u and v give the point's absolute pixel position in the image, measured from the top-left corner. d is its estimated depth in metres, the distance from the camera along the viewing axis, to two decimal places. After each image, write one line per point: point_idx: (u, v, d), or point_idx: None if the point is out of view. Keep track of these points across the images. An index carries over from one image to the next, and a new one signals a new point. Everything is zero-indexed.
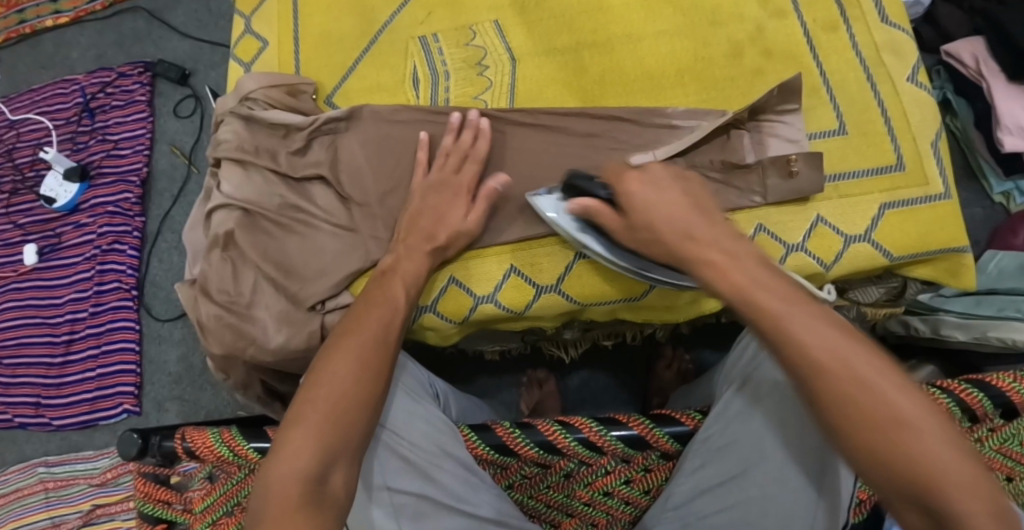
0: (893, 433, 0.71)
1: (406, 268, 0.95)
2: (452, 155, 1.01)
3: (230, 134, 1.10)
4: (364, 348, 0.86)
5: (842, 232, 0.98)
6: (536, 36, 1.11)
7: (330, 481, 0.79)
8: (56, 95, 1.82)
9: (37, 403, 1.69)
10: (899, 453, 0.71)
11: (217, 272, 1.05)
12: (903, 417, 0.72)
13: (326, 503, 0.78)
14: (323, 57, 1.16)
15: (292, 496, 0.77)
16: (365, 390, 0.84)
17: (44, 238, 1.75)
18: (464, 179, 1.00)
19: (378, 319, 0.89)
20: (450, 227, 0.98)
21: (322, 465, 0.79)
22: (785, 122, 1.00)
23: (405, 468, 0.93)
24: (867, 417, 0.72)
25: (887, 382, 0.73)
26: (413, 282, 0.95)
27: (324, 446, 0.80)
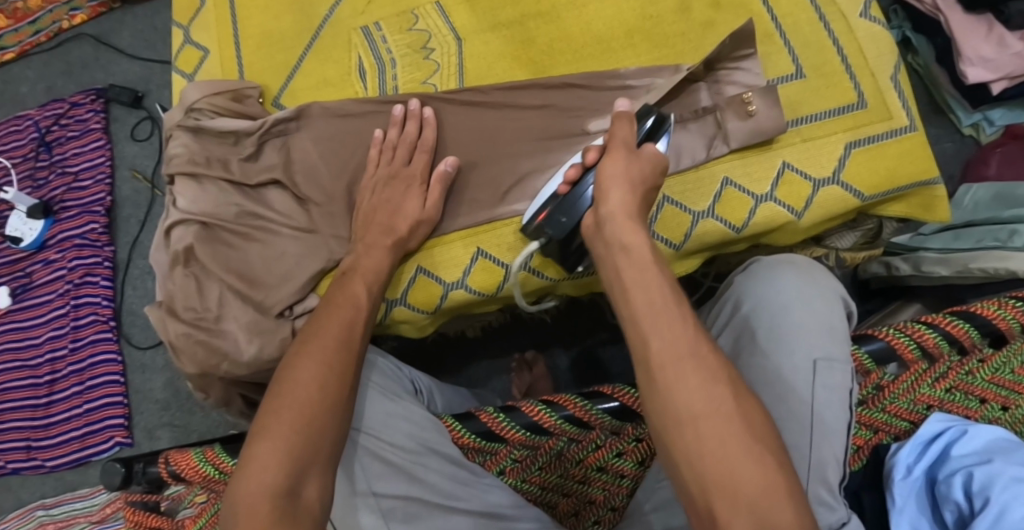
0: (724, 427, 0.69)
1: (367, 263, 0.93)
2: (399, 147, 0.99)
3: (179, 147, 1.07)
4: (326, 351, 0.85)
5: (810, 176, 0.95)
6: (477, 13, 1.08)
7: (304, 493, 0.78)
8: (10, 133, 1.78)
9: (27, 447, 1.66)
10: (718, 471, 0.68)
11: (182, 289, 1.03)
12: (722, 430, 0.69)
13: (302, 515, 0.76)
14: (266, 59, 1.13)
15: (264, 511, 0.75)
16: (331, 393, 0.83)
17: (15, 279, 1.72)
18: (416, 168, 0.98)
19: (341, 319, 0.88)
20: (408, 216, 0.96)
21: (291, 479, 0.78)
22: (743, 69, 0.97)
23: (387, 472, 0.91)
24: (685, 419, 0.69)
25: (719, 391, 0.70)
26: (375, 276, 0.93)
27: (294, 457, 0.78)
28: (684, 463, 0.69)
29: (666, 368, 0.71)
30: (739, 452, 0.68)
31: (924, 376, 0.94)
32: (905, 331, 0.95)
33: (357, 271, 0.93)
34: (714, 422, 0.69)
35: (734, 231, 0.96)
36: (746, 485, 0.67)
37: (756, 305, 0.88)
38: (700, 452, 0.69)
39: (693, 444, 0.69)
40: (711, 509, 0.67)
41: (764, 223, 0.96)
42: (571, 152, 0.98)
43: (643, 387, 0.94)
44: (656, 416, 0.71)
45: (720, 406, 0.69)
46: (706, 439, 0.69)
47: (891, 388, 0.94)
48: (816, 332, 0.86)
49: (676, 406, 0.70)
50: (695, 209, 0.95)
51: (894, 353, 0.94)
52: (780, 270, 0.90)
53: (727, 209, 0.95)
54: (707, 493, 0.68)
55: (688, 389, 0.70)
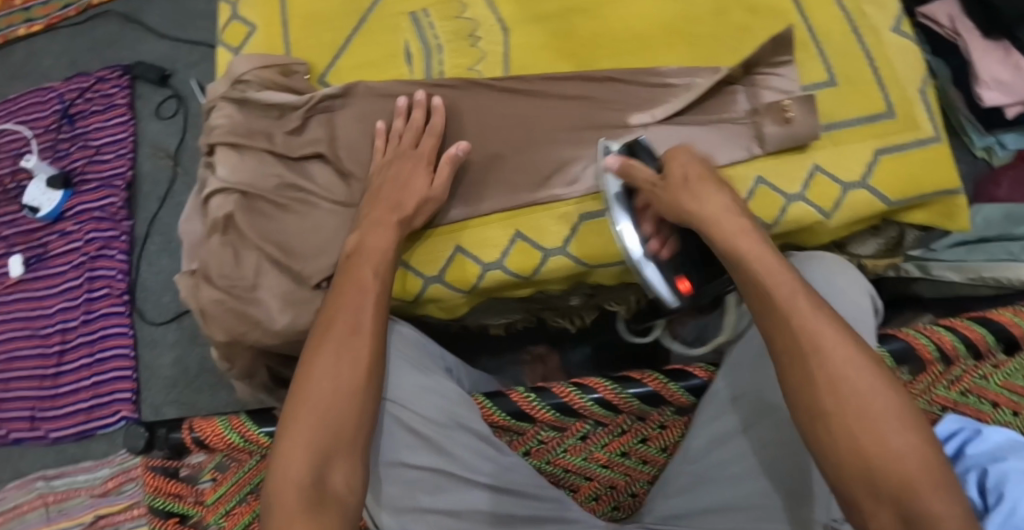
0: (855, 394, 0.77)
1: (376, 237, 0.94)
2: (407, 133, 1.01)
3: (223, 118, 1.09)
4: (334, 341, 0.88)
5: (839, 180, 0.99)
6: (523, 5, 1.12)
7: (330, 479, 0.82)
8: (33, 104, 1.80)
9: (31, 416, 1.67)
10: (867, 437, 0.75)
11: (217, 257, 1.04)
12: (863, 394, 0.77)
13: (328, 500, 0.81)
14: (310, 38, 1.16)
15: (294, 504, 0.80)
16: (352, 380, 0.86)
17: (30, 248, 1.73)
18: (424, 150, 1.00)
19: (349, 304, 0.90)
20: (414, 194, 0.97)
21: (317, 469, 0.82)
22: (779, 75, 1.01)
23: (415, 443, 0.93)
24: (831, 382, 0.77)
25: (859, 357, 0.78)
26: (383, 254, 0.94)
27: (317, 445, 0.83)
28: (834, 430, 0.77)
29: (832, 372, 0.77)
30: (882, 413, 0.76)
31: (940, 378, 0.99)
32: (925, 332, 0.99)
33: (370, 249, 0.94)
34: (857, 390, 0.77)
35: (765, 228, 0.99)
36: (892, 445, 0.75)
37: None
38: (847, 424, 0.76)
39: (842, 409, 0.77)
40: (864, 467, 0.75)
41: (793, 223, 0.99)
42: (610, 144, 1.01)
43: (669, 374, 0.98)
44: (805, 389, 0.78)
45: (860, 375, 0.77)
46: (854, 403, 0.77)
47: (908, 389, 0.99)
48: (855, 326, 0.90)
49: (823, 374, 0.78)
50: None
51: (913, 353, 0.97)
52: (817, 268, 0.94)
53: (760, 205, 0.98)
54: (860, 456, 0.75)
55: (835, 358, 0.78)
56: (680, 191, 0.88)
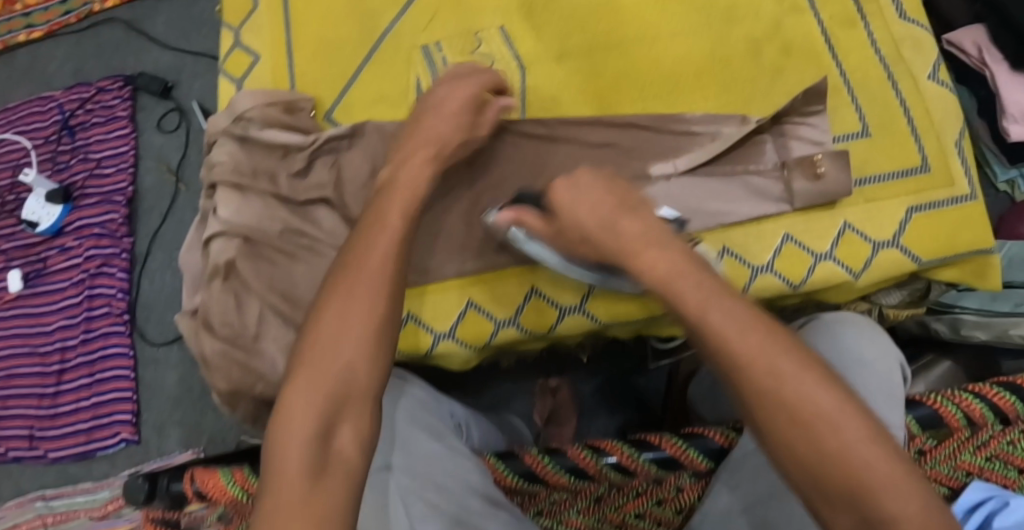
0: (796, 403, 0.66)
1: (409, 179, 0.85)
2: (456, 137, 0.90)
3: (224, 156, 1.04)
4: None
5: (870, 238, 0.94)
6: (544, 39, 1.05)
7: (334, 446, 0.70)
8: (33, 113, 1.75)
9: (29, 436, 1.64)
10: (815, 452, 0.66)
11: (219, 303, 1.00)
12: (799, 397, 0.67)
13: (333, 465, 0.69)
14: (318, 68, 1.10)
15: None
16: (357, 339, 0.73)
17: (29, 263, 1.69)
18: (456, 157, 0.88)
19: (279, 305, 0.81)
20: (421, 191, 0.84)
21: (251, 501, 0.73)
22: (810, 124, 0.96)
23: (427, 512, 0.86)
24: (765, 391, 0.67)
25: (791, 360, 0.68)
26: (414, 194, 0.84)
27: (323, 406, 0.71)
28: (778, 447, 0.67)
29: (774, 383, 0.67)
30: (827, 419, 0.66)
31: (966, 443, 0.94)
32: (953, 398, 0.94)
33: (388, 211, 0.81)
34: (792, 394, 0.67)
35: (790, 288, 0.95)
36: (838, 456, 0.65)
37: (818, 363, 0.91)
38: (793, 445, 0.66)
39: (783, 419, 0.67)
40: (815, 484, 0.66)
41: (820, 283, 0.95)
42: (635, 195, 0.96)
43: (686, 436, 0.94)
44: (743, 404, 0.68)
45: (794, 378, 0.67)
46: (791, 414, 0.66)
47: (933, 454, 0.94)
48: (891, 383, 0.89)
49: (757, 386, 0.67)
50: (755, 263, 0.94)
51: (941, 420, 0.94)
52: (847, 329, 0.92)
53: (787, 265, 0.94)
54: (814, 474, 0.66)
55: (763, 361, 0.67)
56: (595, 222, 0.76)
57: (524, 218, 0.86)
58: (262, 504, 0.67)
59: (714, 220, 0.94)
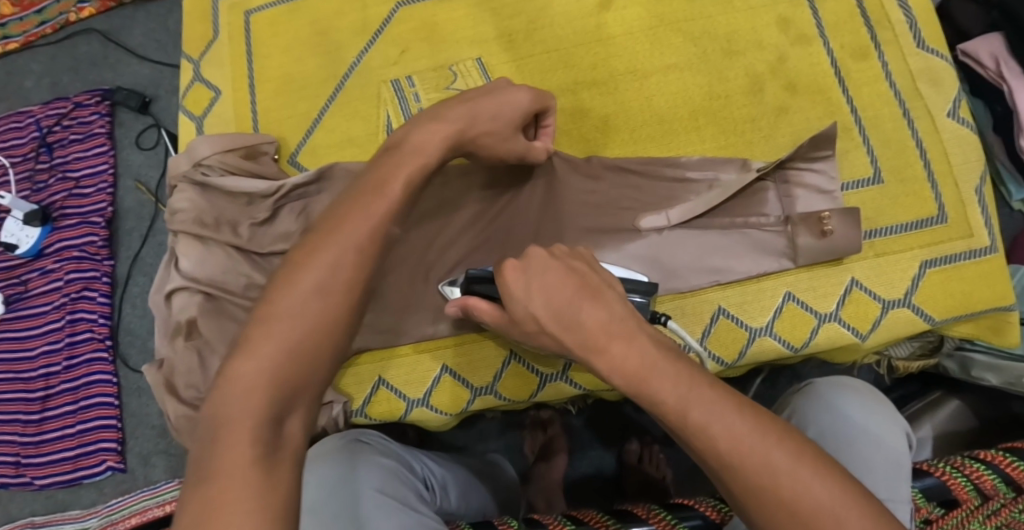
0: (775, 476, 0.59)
1: (423, 141, 0.74)
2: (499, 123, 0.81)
3: (184, 203, 0.97)
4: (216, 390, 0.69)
5: (880, 296, 0.87)
6: (527, 76, 0.96)
7: (287, 426, 0.61)
8: (10, 129, 1.68)
9: (16, 463, 1.59)
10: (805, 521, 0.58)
11: (183, 363, 0.94)
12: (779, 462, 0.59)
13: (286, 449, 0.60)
14: (285, 106, 1.02)
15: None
16: (332, 310, 0.64)
17: (10, 286, 1.63)
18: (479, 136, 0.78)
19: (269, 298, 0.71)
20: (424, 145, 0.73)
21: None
22: (816, 171, 0.87)
23: None
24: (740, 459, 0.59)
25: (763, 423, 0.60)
26: (426, 158, 0.73)
27: (282, 376, 0.61)
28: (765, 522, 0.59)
29: (740, 461, 0.59)
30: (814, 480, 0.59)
31: (975, 512, 0.82)
32: (962, 469, 0.86)
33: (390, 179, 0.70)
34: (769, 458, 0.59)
35: (792, 351, 0.87)
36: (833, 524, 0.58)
37: (823, 428, 0.81)
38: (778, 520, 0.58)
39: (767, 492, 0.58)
40: None
41: (825, 345, 0.87)
42: (628, 250, 0.88)
43: (672, 508, 0.87)
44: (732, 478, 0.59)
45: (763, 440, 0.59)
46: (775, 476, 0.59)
47: (938, 523, 0.83)
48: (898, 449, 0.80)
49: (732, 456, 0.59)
50: (755, 325, 0.86)
51: (948, 492, 0.85)
52: (846, 389, 0.83)
53: (788, 328, 0.86)
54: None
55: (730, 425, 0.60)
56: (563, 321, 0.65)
57: (471, 304, 0.75)
58: (199, 469, 0.58)
59: (709, 278, 0.87)
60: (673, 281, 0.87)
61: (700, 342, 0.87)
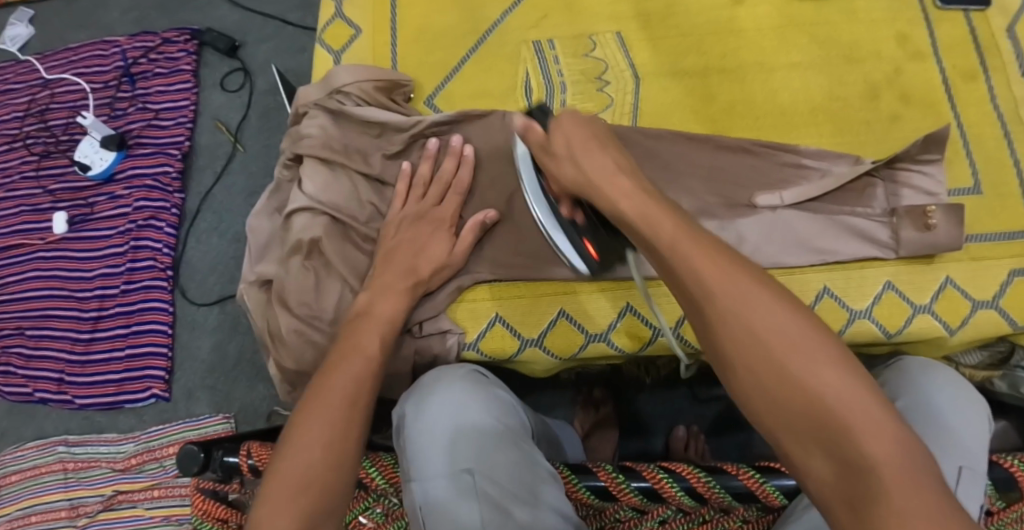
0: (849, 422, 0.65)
1: (386, 310, 0.90)
2: (432, 185, 0.99)
3: (315, 129, 1.04)
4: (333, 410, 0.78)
5: (970, 296, 0.93)
6: (660, 53, 1.05)
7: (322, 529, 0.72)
8: (95, 56, 1.73)
9: (59, 380, 1.58)
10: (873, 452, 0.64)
11: (298, 281, 1.00)
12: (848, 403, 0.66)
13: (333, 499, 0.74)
14: (421, 52, 1.09)
15: None
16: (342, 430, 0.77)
17: (75, 207, 1.65)
18: (445, 211, 0.97)
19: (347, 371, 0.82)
20: (430, 260, 0.95)
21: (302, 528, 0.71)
22: (924, 173, 0.94)
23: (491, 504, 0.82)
24: (813, 402, 0.66)
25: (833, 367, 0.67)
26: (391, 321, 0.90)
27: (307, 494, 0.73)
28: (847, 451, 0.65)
29: (823, 397, 0.66)
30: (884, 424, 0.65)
31: None
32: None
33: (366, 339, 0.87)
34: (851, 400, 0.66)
35: (886, 336, 0.93)
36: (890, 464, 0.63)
37: (913, 404, 0.87)
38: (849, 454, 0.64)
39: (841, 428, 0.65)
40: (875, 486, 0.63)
41: (916, 335, 0.94)
42: (745, 224, 0.94)
43: (761, 468, 0.91)
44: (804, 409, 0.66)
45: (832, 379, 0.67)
46: (847, 411, 0.65)
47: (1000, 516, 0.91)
48: (965, 441, 0.84)
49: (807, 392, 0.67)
50: (854, 307, 0.93)
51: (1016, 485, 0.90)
52: (941, 371, 0.89)
53: (885, 312, 0.93)
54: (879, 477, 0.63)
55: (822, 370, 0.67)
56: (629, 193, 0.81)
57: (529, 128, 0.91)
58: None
59: (818, 258, 0.93)
60: (783, 255, 0.94)
61: None
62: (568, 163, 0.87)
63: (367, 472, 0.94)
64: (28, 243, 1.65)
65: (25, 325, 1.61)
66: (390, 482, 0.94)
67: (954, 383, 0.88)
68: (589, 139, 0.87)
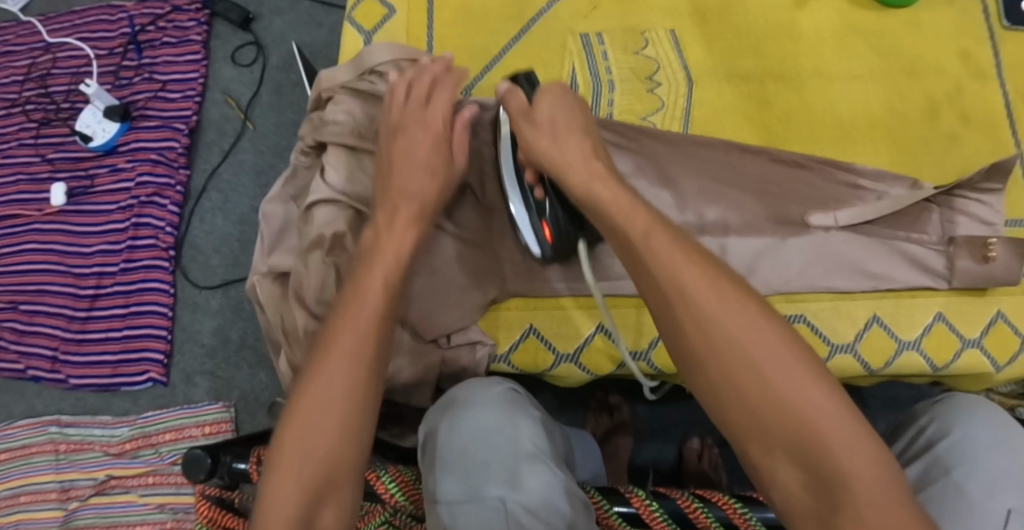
0: (781, 392, 0.66)
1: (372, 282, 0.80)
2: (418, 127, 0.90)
3: (342, 114, 1.00)
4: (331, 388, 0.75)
5: (1021, 331, 0.90)
6: (715, 52, 1.01)
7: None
8: (101, 21, 1.65)
9: (54, 357, 1.53)
10: (783, 425, 0.65)
11: (318, 279, 0.95)
12: (778, 375, 0.66)
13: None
14: (462, 37, 1.04)
15: None
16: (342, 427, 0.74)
17: (75, 178, 1.59)
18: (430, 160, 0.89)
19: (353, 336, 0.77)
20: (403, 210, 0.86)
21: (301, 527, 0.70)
22: (982, 202, 0.90)
23: (468, 492, 0.81)
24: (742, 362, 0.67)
25: (768, 330, 0.68)
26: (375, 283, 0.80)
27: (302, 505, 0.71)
28: (771, 418, 0.66)
29: (754, 373, 0.67)
30: (818, 404, 0.66)
31: None
32: None
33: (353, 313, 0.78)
34: (776, 371, 0.67)
35: (932, 370, 0.90)
36: (820, 432, 0.65)
37: (965, 437, 0.84)
38: (771, 427, 0.66)
39: (774, 402, 0.66)
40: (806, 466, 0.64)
41: (961, 369, 0.90)
42: (794, 243, 0.90)
43: None
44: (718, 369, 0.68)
45: (765, 348, 0.68)
46: (789, 387, 0.66)
47: None
48: (1011, 478, 0.82)
49: (739, 354, 0.68)
50: (904, 338, 0.89)
51: None
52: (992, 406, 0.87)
53: (935, 346, 0.89)
54: (800, 448, 0.65)
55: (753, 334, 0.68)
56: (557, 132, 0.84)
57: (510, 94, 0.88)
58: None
59: (868, 284, 0.90)
60: (831, 278, 0.90)
61: (852, 343, 0.89)
62: (545, 136, 0.84)
63: (385, 486, 0.88)
64: (24, 213, 1.58)
65: (19, 299, 1.55)
66: (410, 499, 0.89)
67: (1005, 422, 0.86)
68: (569, 118, 0.85)
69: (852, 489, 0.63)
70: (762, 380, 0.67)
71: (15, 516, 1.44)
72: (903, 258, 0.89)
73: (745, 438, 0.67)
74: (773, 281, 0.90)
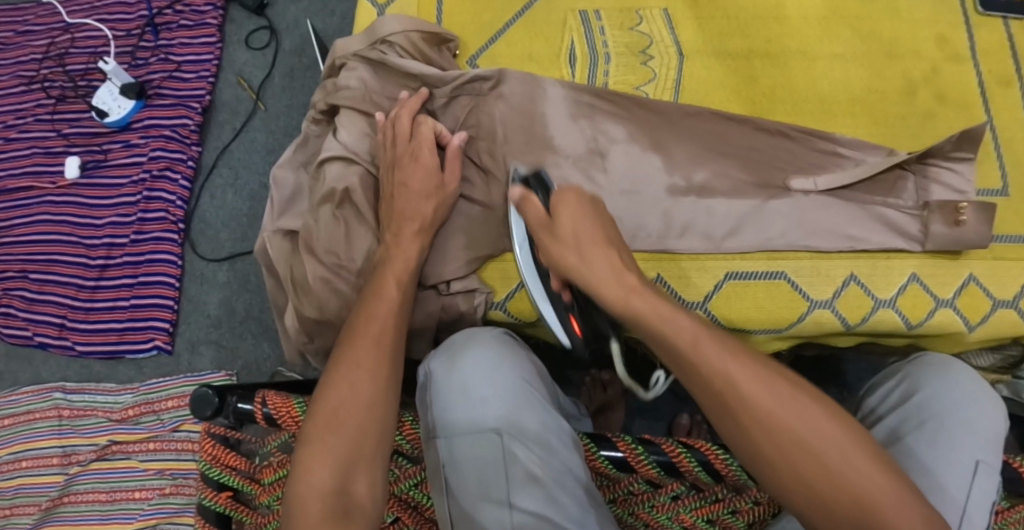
0: (720, 361, 0.77)
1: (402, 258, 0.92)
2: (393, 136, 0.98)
3: (354, 81, 1.04)
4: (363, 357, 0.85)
5: (992, 294, 0.94)
6: (707, 31, 1.06)
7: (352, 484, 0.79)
8: (120, 4, 1.71)
9: (61, 324, 1.57)
10: (733, 387, 0.77)
11: (327, 230, 1.00)
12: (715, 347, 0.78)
13: (354, 513, 0.78)
14: (467, 12, 1.10)
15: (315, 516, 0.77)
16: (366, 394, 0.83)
17: (89, 153, 1.64)
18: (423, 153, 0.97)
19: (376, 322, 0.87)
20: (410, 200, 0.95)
21: (339, 479, 0.79)
22: (955, 171, 0.96)
23: (468, 427, 0.85)
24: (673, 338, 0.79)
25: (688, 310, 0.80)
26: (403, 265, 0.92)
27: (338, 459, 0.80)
28: (724, 383, 0.77)
29: (693, 346, 0.78)
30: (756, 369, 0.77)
31: None
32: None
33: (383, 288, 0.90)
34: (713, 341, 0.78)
35: (907, 328, 0.95)
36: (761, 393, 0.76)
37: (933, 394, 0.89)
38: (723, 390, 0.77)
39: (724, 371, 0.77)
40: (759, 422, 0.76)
41: (936, 328, 0.95)
42: (776, 206, 0.96)
43: None
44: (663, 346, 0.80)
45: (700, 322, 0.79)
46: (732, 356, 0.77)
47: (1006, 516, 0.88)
48: (977, 432, 0.86)
49: (673, 327, 0.79)
50: (880, 296, 0.94)
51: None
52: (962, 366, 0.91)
53: (909, 304, 0.94)
54: (749, 402, 0.76)
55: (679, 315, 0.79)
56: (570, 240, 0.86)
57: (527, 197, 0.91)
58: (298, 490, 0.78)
59: (847, 244, 0.95)
60: (813, 238, 0.95)
61: (830, 300, 0.94)
62: (572, 252, 0.85)
63: None
64: (38, 186, 1.64)
65: (29, 267, 1.59)
66: (408, 439, 0.93)
67: (975, 380, 0.90)
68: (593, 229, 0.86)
69: (801, 437, 0.75)
70: (700, 355, 0.78)
71: (18, 477, 1.47)
72: (880, 220, 0.95)
73: (710, 409, 0.78)
74: (756, 240, 0.95)
